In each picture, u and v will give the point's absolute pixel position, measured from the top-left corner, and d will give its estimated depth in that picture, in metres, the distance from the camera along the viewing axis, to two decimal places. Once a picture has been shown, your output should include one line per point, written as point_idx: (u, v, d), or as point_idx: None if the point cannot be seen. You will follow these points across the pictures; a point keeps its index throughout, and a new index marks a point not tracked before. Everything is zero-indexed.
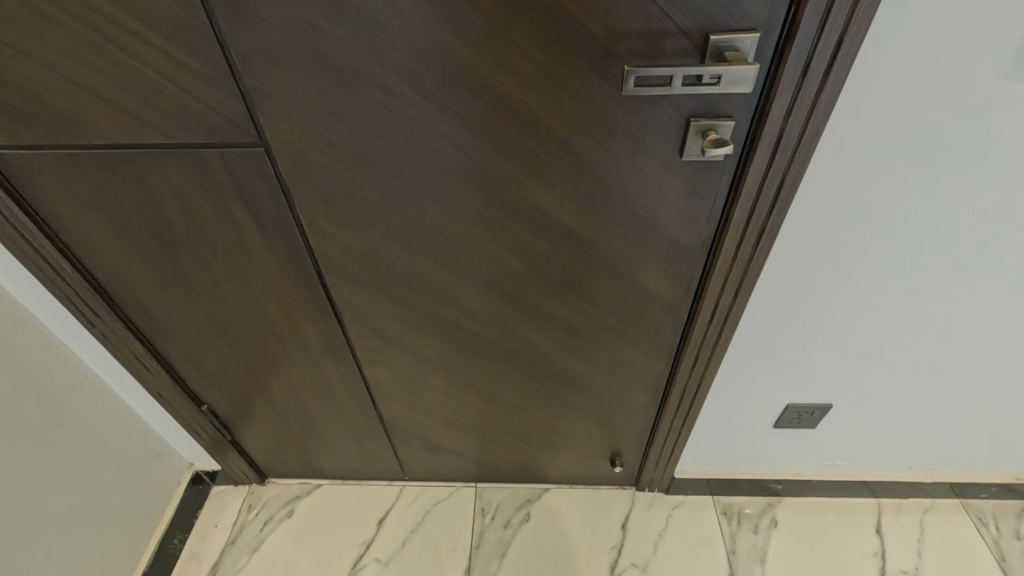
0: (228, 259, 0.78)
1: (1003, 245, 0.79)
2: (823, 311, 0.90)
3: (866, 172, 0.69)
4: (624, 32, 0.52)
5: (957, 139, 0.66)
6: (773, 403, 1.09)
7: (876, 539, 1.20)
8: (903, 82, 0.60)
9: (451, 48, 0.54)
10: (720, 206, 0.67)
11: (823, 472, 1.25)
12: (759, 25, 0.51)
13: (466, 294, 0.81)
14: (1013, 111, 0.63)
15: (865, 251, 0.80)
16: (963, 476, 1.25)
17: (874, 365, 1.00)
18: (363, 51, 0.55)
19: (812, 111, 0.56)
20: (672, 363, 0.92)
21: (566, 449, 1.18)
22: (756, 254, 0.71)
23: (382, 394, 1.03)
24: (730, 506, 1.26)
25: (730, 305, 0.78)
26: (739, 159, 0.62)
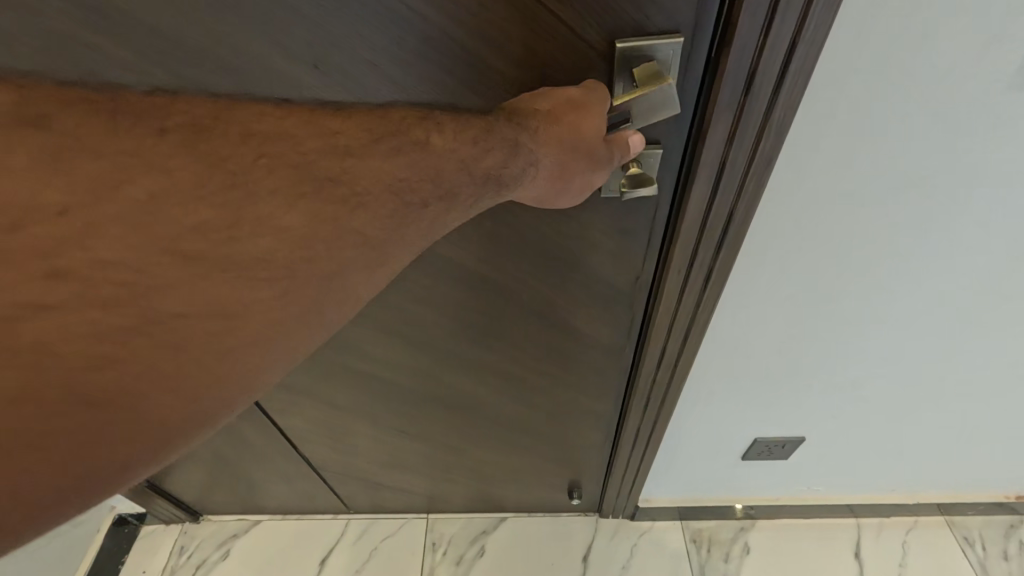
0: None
1: (1001, 268, 0.67)
2: (793, 341, 0.79)
3: (838, 197, 0.57)
4: (508, 38, 0.40)
5: (950, 158, 0.53)
6: (743, 432, 0.98)
7: (855, 564, 1.12)
8: (884, 92, 0.47)
9: (276, 67, 0.41)
10: (657, 246, 0.54)
11: (799, 496, 1.16)
12: (682, 27, 0.38)
13: (372, 340, 0.69)
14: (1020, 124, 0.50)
15: (839, 279, 0.68)
16: (950, 495, 1.15)
17: (852, 392, 0.89)
18: (158, 75, 0.42)
19: (760, 137, 0.43)
20: (623, 402, 0.81)
21: (520, 483, 1.07)
22: (705, 298, 0.60)
23: (304, 437, 0.92)
24: (700, 531, 1.17)
25: (680, 349, 0.67)
26: (674, 192, 0.49)
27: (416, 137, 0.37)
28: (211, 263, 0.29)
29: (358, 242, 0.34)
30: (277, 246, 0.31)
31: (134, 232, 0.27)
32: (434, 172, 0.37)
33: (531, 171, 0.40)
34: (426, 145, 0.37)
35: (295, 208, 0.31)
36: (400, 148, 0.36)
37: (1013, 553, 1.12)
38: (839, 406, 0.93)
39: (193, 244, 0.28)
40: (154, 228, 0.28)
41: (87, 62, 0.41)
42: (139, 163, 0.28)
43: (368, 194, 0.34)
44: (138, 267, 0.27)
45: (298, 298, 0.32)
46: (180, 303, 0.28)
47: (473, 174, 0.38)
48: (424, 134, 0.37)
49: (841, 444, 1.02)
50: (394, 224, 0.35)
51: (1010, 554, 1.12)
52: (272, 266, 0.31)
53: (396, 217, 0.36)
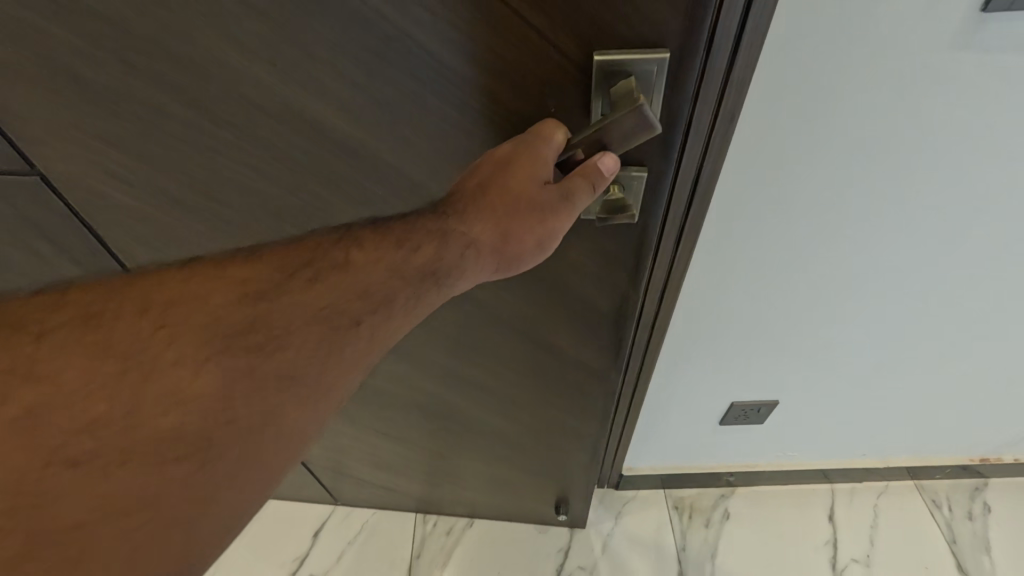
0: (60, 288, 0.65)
1: (961, 240, 0.69)
2: (763, 313, 0.80)
3: (794, 165, 0.58)
4: (481, 43, 0.38)
5: (898, 127, 0.54)
6: (720, 401, 1.00)
7: (828, 526, 1.17)
8: (832, 57, 0.48)
9: (227, 60, 0.40)
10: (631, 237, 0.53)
11: (777, 463, 1.19)
12: (663, 37, 0.37)
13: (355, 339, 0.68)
14: (966, 93, 0.51)
15: (804, 248, 0.69)
16: (918, 459, 1.19)
17: (822, 362, 0.92)
18: (104, 66, 0.41)
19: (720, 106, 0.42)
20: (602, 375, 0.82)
21: (506, 492, 1.08)
22: (672, 274, 0.60)
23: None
24: (682, 500, 1.21)
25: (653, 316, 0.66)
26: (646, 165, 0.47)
27: (335, 259, 0.39)
28: (112, 459, 0.30)
29: (286, 384, 0.36)
30: (186, 419, 0.32)
31: (16, 449, 0.29)
32: (361, 288, 0.39)
33: (471, 252, 0.42)
34: (346, 264, 0.39)
35: (201, 373, 0.33)
36: (316, 277, 0.38)
37: (977, 514, 1.17)
38: (812, 375, 0.95)
39: (77, 450, 0.30)
40: (33, 441, 0.29)
41: (28, 46, 0.41)
42: (19, 380, 0.30)
43: (285, 335, 0.36)
44: (24, 494, 0.28)
45: (238, 458, 0.34)
46: (77, 513, 0.29)
47: (407, 278, 0.40)
48: (344, 253, 0.39)
49: (814, 412, 1.05)
50: (326, 353, 0.37)
51: (974, 515, 1.17)
52: (175, 445, 0.32)
53: (327, 341, 0.37)
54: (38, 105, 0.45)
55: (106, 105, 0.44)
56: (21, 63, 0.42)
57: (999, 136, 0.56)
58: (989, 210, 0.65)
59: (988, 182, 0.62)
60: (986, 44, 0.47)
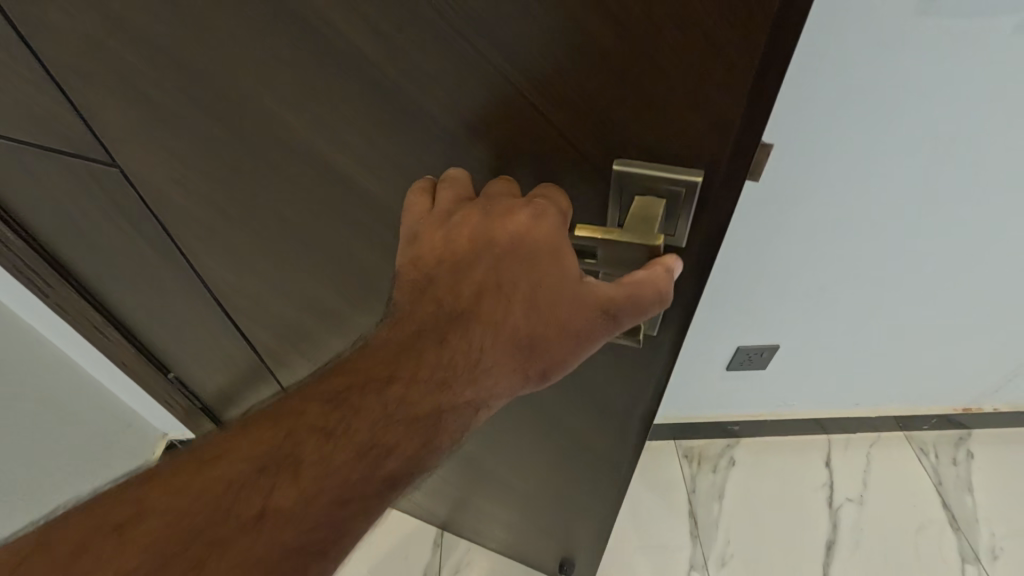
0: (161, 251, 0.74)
1: (927, 187, 0.83)
2: (765, 256, 0.94)
3: (791, 113, 0.74)
4: (510, 128, 0.39)
5: (873, 81, 0.69)
6: (725, 344, 1.12)
7: (825, 471, 1.28)
8: (821, 20, 0.64)
9: (268, 103, 0.46)
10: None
11: (779, 413, 1.30)
12: (696, 158, 0.36)
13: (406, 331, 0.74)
14: (927, 50, 0.66)
15: (800, 191, 0.84)
16: (908, 409, 1.30)
17: (814, 308, 1.05)
18: (173, 93, 0.49)
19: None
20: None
21: (516, 533, 1.12)
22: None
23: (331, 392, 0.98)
24: (691, 449, 1.32)
25: None
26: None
27: (279, 501, 0.34)
28: None
29: None
30: None
31: None
32: (313, 529, 0.34)
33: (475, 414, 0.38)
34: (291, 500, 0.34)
35: None
36: (251, 527, 0.34)
37: (961, 459, 1.29)
38: (808, 322, 1.07)
39: None
40: None
41: (118, 69, 0.48)
42: None
43: None
44: None
45: None
46: None
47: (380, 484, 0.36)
48: (291, 480, 0.35)
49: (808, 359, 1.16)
50: None
51: (958, 460, 1.29)
52: None
53: None
54: (128, 114, 0.53)
55: (198, 113, 0.50)
56: (110, 82, 0.50)
57: (957, 89, 0.70)
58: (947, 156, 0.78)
59: (947, 133, 0.76)
60: (940, 9, 0.62)
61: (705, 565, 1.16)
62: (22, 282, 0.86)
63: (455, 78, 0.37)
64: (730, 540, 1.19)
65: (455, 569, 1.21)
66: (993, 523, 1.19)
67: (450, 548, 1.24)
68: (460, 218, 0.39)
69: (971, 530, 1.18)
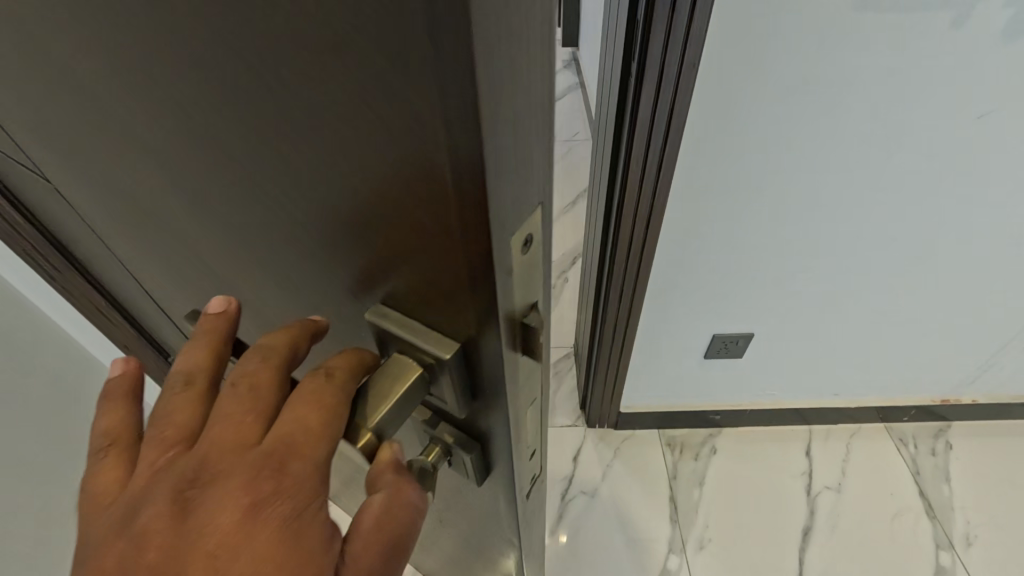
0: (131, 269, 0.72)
1: (885, 178, 0.86)
2: (732, 248, 0.96)
3: (745, 113, 0.74)
4: (216, 195, 0.26)
5: (822, 76, 0.71)
6: (701, 333, 1.15)
7: (806, 460, 1.31)
8: (768, 21, 0.65)
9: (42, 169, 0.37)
10: (626, 141, 0.76)
11: (758, 402, 1.34)
12: (445, 324, 0.24)
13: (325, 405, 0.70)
14: (870, 43, 0.68)
15: (762, 186, 0.85)
16: (886, 400, 1.34)
17: (785, 296, 1.08)
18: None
19: (670, 33, 0.63)
20: (605, 289, 1.01)
21: None
22: (661, 180, 0.79)
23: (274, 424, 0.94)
24: (674, 437, 1.36)
25: (648, 218, 0.85)
26: (636, 85, 0.69)
27: None
28: None
29: None
30: None
31: None
32: None
33: None
34: None
35: None
36: None
37: (940, 450, 1.31)
38: (783, 309, 1.10)
39: None
40: None
41: None
42: None
43: None
44: None
45: None
46: None
47: None
48: None
49: (784, 348, 1.20)
50: None
51: (937, 451, 1.31)
52: None
53: None
54: None
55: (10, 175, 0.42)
56: None
57: (905, 79, 0.72)
58: (902, 151, 0.82)
59: (899, 124, 0.78)
60: (878, 3, 0.64)
61: (683, 548, 1.19)
62: (29, 264, 0.88)
63: (161, 147, 0.26)
64: (709, 524, 1.22)
65: None
66: (968, 511, 1.21)
67: None
68: (140, 532, 0.23)
69: (946, 518, 1.20)
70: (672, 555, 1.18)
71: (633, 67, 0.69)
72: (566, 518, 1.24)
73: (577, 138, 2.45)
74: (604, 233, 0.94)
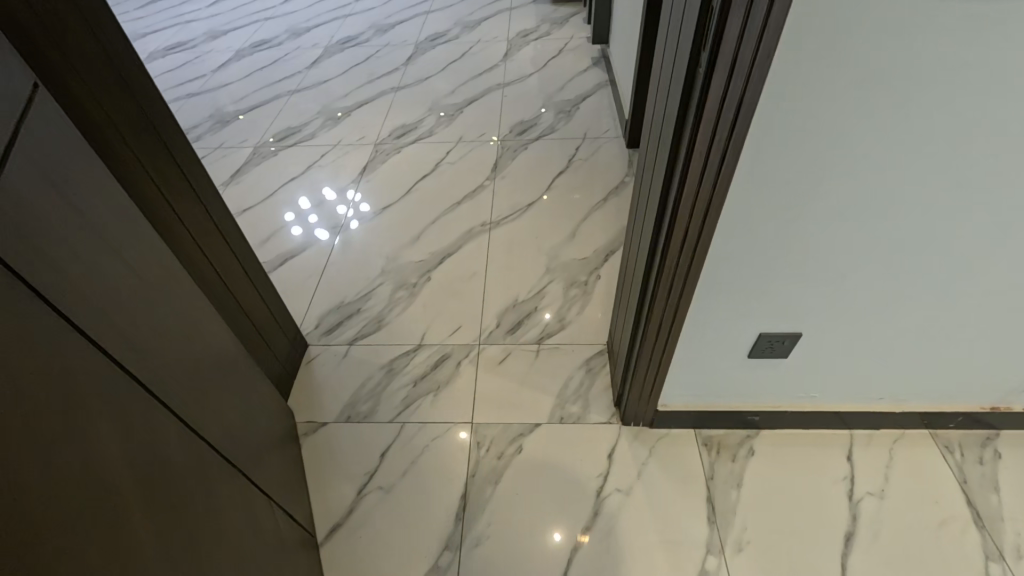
0: (90, 271, 0.67)
1: (952, 176, 0.84)
2: (786, 245, 0.94)
3: (813, 110, 0.73)
4: None
5: (898, 68, 0.69)
6: (748, 333, 1.13)
7: (846, 465, 1.28)
8: (848, 15, 0.63)
9: None
10: (689, 133, 0.75)
11: (798, 405, 1.31)
12: None
13: (162, 421, 0.73)
14: (948, 34, 0.66)
15: (823, 182, 0.83)
16: (933, 406, 1.30)
17: (837, 295, 1.05)
18: None
19: (748, 21, 0.61)
20: (652, 285, 1.01)
21: None
22: (724, 172, 0.78)
23: (216, 432, 0.89)
24: (711, 438, 1.34)
25: (706, 213, 0.84)
26: (705, 73, 0.68)
27: None
28: None
29: None
30: None
31: None
32: None
33: None
34: None
35: None
36: None
37: (988, 459, 1.27)
38: (833, 309, 1.08)
39: None
40: None
41: None
42: None
43: None
44: None
45: None
46: None
47: None
48: None
49: (832, 349, 1.17)
50: None
51: (985, 459, 1.27)
52: None
53: None
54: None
55: None
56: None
57: (980, 73, 0.70)
58: (973, 146, 0.79)
59: (971, 118, 0.76)
60: None
61: (721, 549, 1.17)
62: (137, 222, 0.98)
63: None
64: (747, 526, 1.20)
65: (475, 543, 1.21)
66: (1020, 523, 1.17)
67: (471, 519, 1.24)
68: None
69: (996, 529, 1.17)
70: (710, 556, 1.16)
71: (703, 57, 0.68)
72: (600, 516, 1.23)
73: (608, 135, 2.44)
74: (656, 228, 0.93)
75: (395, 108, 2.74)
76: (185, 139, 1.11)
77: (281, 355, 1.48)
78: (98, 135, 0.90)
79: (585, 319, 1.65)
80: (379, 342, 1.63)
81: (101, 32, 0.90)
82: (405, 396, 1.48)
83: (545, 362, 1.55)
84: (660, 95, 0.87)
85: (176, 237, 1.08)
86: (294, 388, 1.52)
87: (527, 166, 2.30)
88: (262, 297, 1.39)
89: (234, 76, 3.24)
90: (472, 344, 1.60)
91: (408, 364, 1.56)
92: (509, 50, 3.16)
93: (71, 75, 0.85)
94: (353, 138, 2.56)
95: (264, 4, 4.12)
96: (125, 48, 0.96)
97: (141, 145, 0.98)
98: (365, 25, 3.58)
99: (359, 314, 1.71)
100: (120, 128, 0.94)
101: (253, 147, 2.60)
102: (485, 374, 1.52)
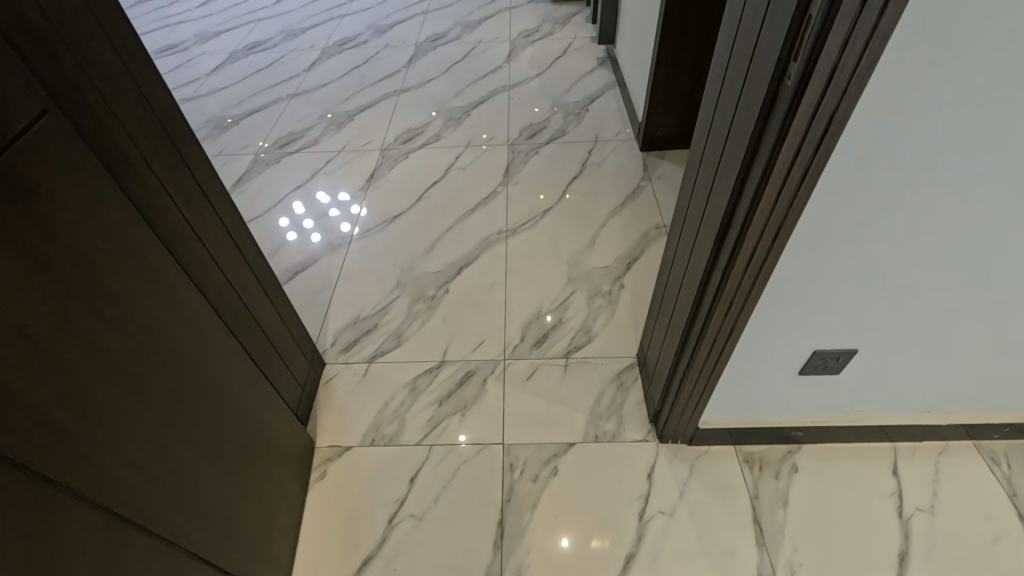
0: (22, 333, 0.56)
1: None
2: (852, 260, 0.90)
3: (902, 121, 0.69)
4: None
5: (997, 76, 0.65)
6: (801, 349, 1.09)
7: (893, 479, 1.25)
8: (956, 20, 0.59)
9: None
10: (769, 150, 0.71)
11: (843, 418, 1.28)
12: None
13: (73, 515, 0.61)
14: None
15: (901, 195, 0.79)
16: (978, 417, 1.28)
17: (895, 309, 1.01)
18: None
19: (852, 34, 0.57)
20: (709, 302, 0.96)
21: None
22: (802, 188, 0.73)
23: (166, 500, 0.78)
24: (752, 454, 1.30)
25: (777, 231, 0.80)
26: (796, 87, 0.64)
27: None
28: None
29: None
30: None
31: None
32: None
33: None
34: None
35: None
36: None
37: None
38: (888, 322, 1.04)
39: None
40: None
41: None
42: None
43: None
44: None
45: None
46: None
47: None
48: None
49: (882, 364, 1.14)
50: None
51: None
52: None
53: None
54: None
55: None
56: None
57: None
58: None
59: None
60: None
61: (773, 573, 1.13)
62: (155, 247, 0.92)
63: None
64: (797, 547, 1.16)
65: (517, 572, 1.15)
66: None
67: (510, 547, 1.19)
68: None
69: None
70: None
71: (792, 70, 0.64)
72: (644, 541, 1.18)
73: (621, 137, 2.39)
74: (717, 245, 0.89)
75: (399, 112, 2.67)
76: (202, 154, 1.04)
77: (300, 377, 1.41)
78: (121, 155, 0.83)
79: (612, 330, 1.60)
80: (400, 358, 1.56)
81: (114, 35, 0.83)
82: (431, 416, 1.42)
83: (575, 376, 1.50)
84: (723, 105, 0.83)
85: (199, 259, 1.01)
86: (313, 409, 1.45)
87: (539, 171, 2.24)
88: (280, 316, 1.32)
89: (229, 80, 3.14)
90: (497, 359, 1.55)
91: (432, 382, 1.50)
92: (512, 51, 3.10)
93: (91, 92, 0.78)
94: (358, 144, 2.48)
95: (253, 5, 4.00)
96: (142, 58, 0.89)
97: (160, 161, 0.92)
98: (361, 26, 3.50)
99: (377, 329, 1.64)
100: (141, 146, 0.87)
101: (254, 153, 2.51)
102: (512, 391, 1.46)
